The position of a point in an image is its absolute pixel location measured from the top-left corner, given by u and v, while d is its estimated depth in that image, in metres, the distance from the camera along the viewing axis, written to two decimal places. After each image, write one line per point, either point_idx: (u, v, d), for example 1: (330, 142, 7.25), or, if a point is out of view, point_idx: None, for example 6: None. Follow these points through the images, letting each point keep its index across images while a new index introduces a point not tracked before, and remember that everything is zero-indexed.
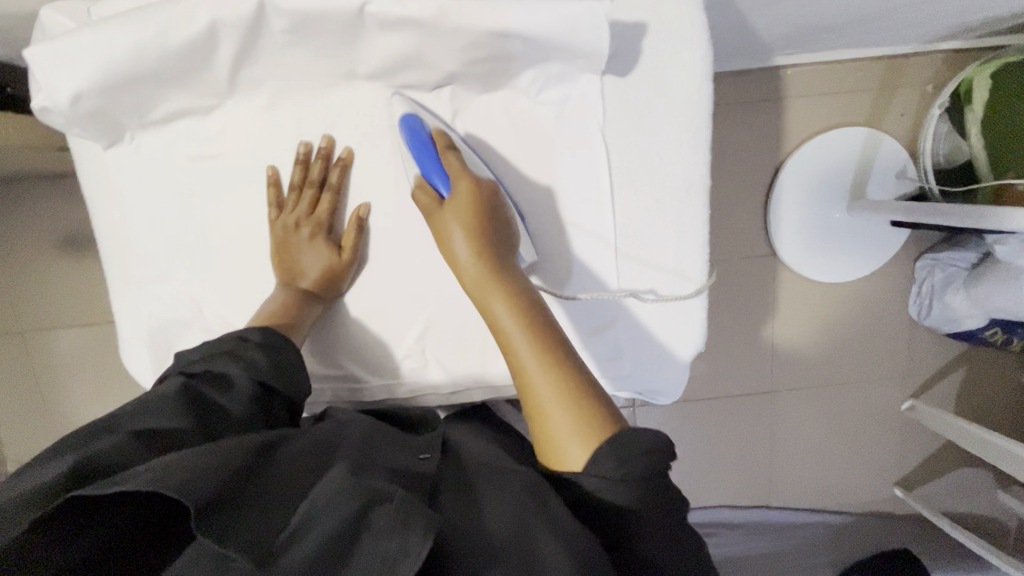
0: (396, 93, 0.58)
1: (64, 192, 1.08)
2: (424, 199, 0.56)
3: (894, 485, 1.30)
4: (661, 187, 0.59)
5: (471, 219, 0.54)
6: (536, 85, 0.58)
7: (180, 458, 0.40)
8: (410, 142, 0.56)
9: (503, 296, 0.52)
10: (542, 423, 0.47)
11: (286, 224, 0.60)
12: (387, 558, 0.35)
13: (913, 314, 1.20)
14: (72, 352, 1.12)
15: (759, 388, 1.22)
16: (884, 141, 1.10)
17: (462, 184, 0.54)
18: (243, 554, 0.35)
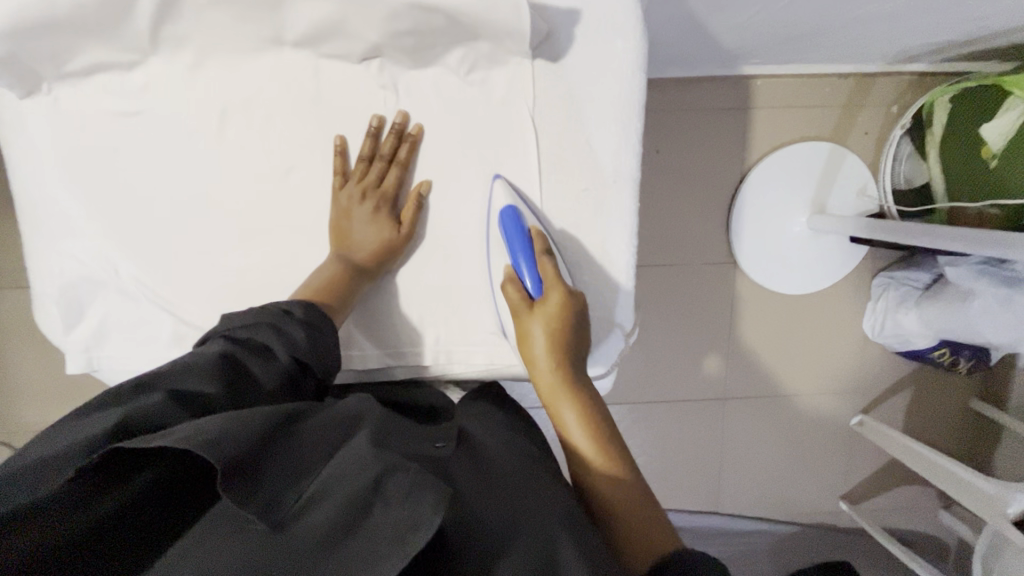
0: (497, 178, 0.60)
1: None
2: (511, 297, 0.58)
3: (839, 498, 1.32)
4: (590, 177, 0.60)
5: (553, 324, 0.56)
6: (466, 64, 0.58)
7: (219, 416, 0.39)
8: (509, 232, 0.58)
9: (573, 398, 0.54)
10: (597, 518, 0.49)
11: (349, 195, 0.61)
12: (398, 527, 0.34)
13: (866, 330, 1.22)
14: (18, 315, 1.11)
15: (711, 394, 1.24)
16: (845, 158, 1.11)
17: (555, 292, 0.57)
18: (260, 517, 0.36)
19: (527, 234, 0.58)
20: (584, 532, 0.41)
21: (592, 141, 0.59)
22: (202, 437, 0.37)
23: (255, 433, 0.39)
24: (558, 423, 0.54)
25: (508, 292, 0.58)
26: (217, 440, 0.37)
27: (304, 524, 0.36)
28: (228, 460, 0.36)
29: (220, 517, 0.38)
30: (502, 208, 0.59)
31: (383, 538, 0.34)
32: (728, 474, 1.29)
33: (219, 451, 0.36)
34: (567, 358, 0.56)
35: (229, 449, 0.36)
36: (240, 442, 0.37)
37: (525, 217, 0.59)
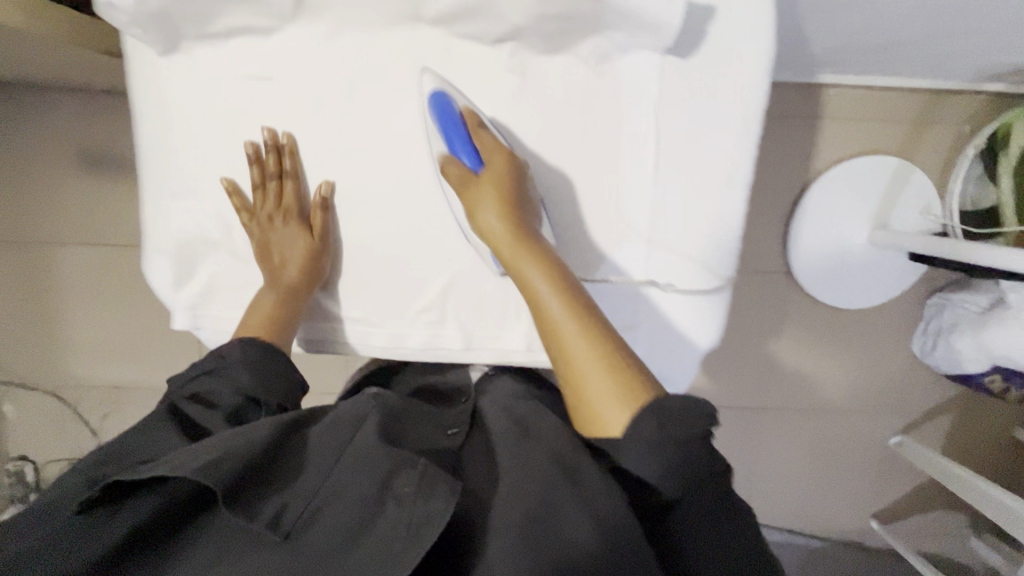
0: (427, 70, 0.58)
1: (85, 108, 1.07)
2: (454, 178, 0.59)
3: (871, 517, 1.29)
4: (703, 185, 0.57)
5: (500, 188, 0.56)
6: (596, 56, 0.55)
7: (215, 443, 0.46)
8: (439, 114, 0.57)
9: (538, 260, 0.54)
10: (576, 385, 0.48)
11: (262, 221, 0.64)
12: (411, 524, 0.42)
13: (915, 350, 1.19)
14: (76, 271, 1.12)
15: (752, 403, 1.23)
16: (914, 174, 1.10)
17: (497, 157, 0.57)
18: (268, 529, 0.42)
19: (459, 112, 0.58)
20: (584, 467, 0.44)
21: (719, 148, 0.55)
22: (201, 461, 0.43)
23: (255, 451, 0.46)
24: (527, 287, 0.53)
25: (450, 171, 0.58)
26: (216, 463, 0.43)
27: (316, 525, 0.43)
28: (233, 479, 0.43)
29: (232, 530, 0.43)
30: (431, 93, 0.58)
31: (396, 536, 0.41)
32: (760, 483, 1.28)
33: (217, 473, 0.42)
34: (524, 224, 0.56)
35: (226, 470, 0.43)
36: (239, 462, 0.44)
37: (455, 98, 0.58)
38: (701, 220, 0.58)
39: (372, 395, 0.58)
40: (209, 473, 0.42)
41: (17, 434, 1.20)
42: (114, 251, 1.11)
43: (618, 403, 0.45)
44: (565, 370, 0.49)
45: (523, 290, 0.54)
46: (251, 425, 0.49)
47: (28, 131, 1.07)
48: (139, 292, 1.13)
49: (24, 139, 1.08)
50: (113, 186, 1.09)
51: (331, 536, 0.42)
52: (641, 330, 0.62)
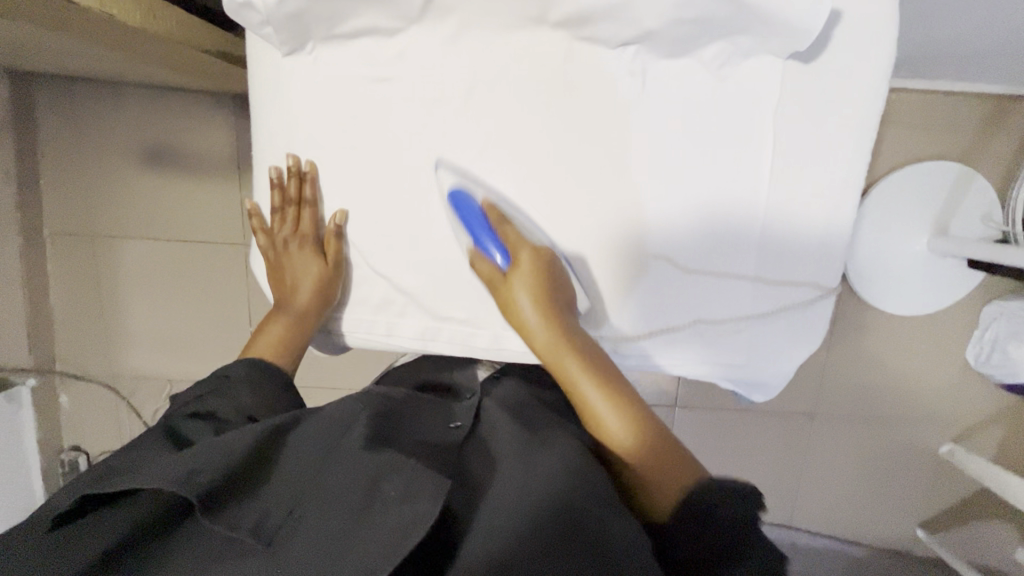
0: (440, 163, 0.51)
1: (148, 105, 1.08)
2: (485, 276, 0.52)
3: (917, 525, 1.29)
4: (826, 204, 0.51)
5: (535, 283, 0.50)
6: (721, 61, 0.47)
7: (195, 450, 0.44)
8: (461, 214, 0.50)
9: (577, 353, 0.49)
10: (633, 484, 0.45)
11: (279, 243, 0.59)
12: (400, 528, 0.39)
13: (970, 359, 1.19)
14: (138, 264, 1.15)
15: (799, 407, 1.24)
16: (976, 181, 1.08)
17: (523, 252, 0.50)
18: (248, 534, 0.40)
19: (479, 206, 0.51)
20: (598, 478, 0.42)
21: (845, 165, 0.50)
22: (178, 470, 0.42)
23: (236, 458, 0.43)
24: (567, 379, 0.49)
25: (479, 270, 0.51)
26: (191, 474, 0.41)
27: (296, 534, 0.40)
28: (209, 490, 0.41)
29: (212, 543, 0.41)
30: (449, 190, 0.51)
31: (378, 538, 0.38)
32: (805, 488, 1.28)
33: (194, 485, 0.41)
34: (563, 321, 0.50)
35: (203, 481, 0.41)
36: (217, 470, 0.42)
37: (476, 193, 0.51)
38: (823, 241, 0.52)
39: (370, 390, 0.56)
40: (186, 482, 0.40)
41: (72, 425, 1.22)
42: (176, 245, 1.13)
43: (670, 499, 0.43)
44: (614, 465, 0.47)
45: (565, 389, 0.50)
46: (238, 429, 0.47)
47: (93, 126, 1.09)
48: (197, 288, 1.15)
49: (89, 134, 1.09)
50: (176, 183, 1.10)
51: (308, 549, 0.39)
52: (739, 350, 0.55)
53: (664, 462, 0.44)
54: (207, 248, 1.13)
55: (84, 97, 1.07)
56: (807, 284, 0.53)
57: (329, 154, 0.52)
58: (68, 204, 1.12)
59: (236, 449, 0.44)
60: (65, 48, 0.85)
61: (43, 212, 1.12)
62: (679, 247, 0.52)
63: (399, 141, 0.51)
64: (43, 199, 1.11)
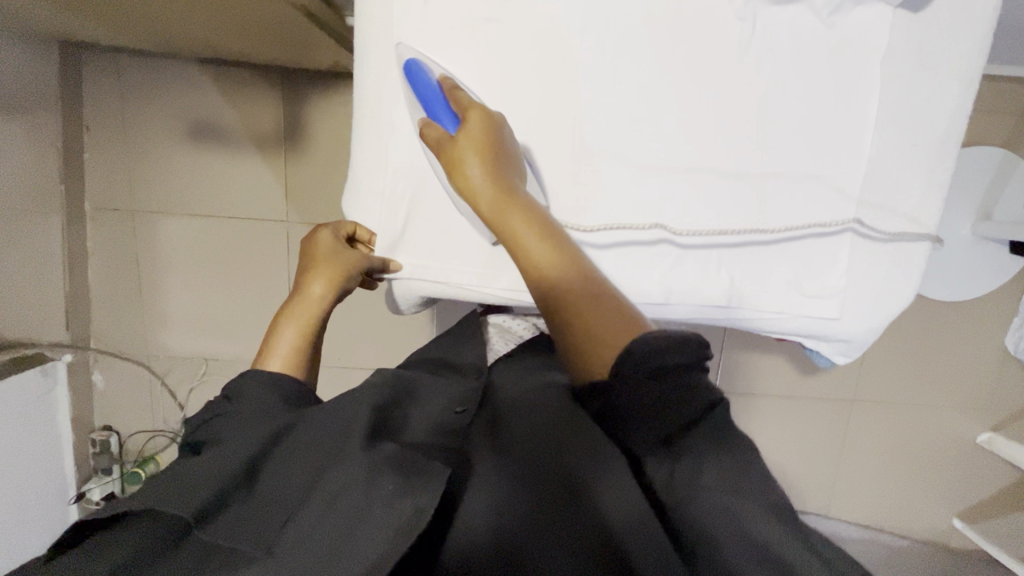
0: (401, 44, 0.51)
1: (197, 80, 1.09)
2: (431, 142, 0.50)
3: (954, 515, 1.28)
4: (922, 152, 0.51)
5: (483, 151, 0.48)
6: (830, 6, 0.48)
7: (187, 472, 0.43)
8: (418, 86, 0.50)
9: (522, 215, 0.48)
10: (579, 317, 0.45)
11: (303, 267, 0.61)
12: (391, 540, 0.39)
13: (1010, 346, 1.19)
14: (175, 241, 1.14)
15: (838, 395, 1.23)
16: (1018, 166, 1.09)
17: (473, 115, 0.49)
18: (253, 544, 0.40)
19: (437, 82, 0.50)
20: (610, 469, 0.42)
21: (948, 119, 0.50)
22: (177, 488, 0.41)
23: (229, 469, 0.43)
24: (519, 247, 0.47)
25: (427, 135, 0.50)
26: (188, 493, 0.41)
27: (294, 543, 0.40)
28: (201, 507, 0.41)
29: (212, 553, 0.40)
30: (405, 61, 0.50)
31: (380, 546, 0.39)
32: (843, 479, 1.27)
33: (188, 501, 0.40)
34: (511, 184, 0.49)
35: (194, 499, 0.41)
36: (208, 490, 0.41)
37: (434, 67, 0.50)
38: (920, 196, 0.52)
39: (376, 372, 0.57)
40: (181, 503, 0.40)
41: (105, 404, 1.21)
42: (215, 222, 1.13)
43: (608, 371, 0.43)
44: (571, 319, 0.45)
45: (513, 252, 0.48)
46: (232, 439, 0.46)
47: (138, 102, 1.09)
48: (234, 266, 1.15)
49: (133, 110, 1.09)
50: (221, 160, 1.11)
51: (313, 541, 0.39)
52: (834, 306, 0.54)
53: (599, 307, 0.44)
54: (249, 225, 1.13)
55: (133, 71, 1.08)
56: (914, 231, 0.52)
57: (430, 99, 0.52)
58: (111, 179, 1.12)
59: (230, 464, 0.43)
60: (126, 19, 0.85)
61: (86, 186, 1.12)
62: (784, 195, 0.52)
63: (500, 88, 0.51)
64: (86, 175, 1.11)
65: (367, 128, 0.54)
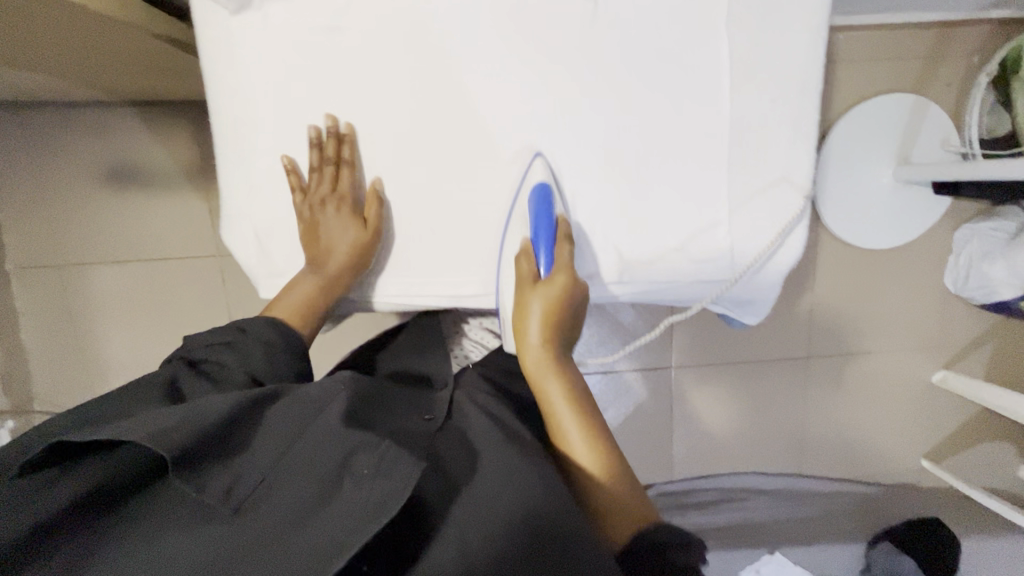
0: (538, 155, 0.53)
1: (107, 123, 1.06)
2: (519, 270, 0.54)
3: (922, 456, 1.30)
4: (781, 110, 0.52)
5: (554, 306, 0.52)
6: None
7: (174, 409, 0.42)
8: (534, 211, 0.52)
9: (562, 376, 0.52)
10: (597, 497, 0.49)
11: (312, 205, 0.57)
12: (348, 523, 0.38)
13: (949, 285, 1.21)
14: (108, 288, 1.12)
15: (795, 353, 1.24)
16: (931, 108, 1.11)
17: (563, 276, 0.52)
18: (219, 503, 0.40)
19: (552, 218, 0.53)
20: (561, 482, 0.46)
21: (801, 72, 0.51)
22: (157, 426, 0.40)
23: (209, 421, 0.42)
24: (546, 401, 0.52)
25: (520, 262, 0.54)
26: (166, 431, 0.40)
27: (263, 507, 0.40)
28: (181, 451, 0.39)
29: (178, 505, 0.41)
30: (534, 185, 0.53)
31: (348, 518, 0.39)
32: (810, 436, 1.29)
33: (170, 440, 0.39)
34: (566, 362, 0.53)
35: (177, 438, 0.39)
36: (193, 432, 0.40)
37: (556, 202, 0.53)
38: (787, 153, 0.53)
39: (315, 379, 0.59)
40: (156, 441, 0.39)
41: None
42: (145, 264, 1.11)
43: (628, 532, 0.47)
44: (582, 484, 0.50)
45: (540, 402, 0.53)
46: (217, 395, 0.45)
47: (48, 153, 1.07)
48: (171, 306, 1.13)
49: (45, 161, 1.07)
50: (143, 200, 1.09)
51: (280, 506, 0.40)
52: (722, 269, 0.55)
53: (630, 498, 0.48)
54: (181, 263, 1.11)
55: (39, 123, 1.05)
56: (786, 180, 0.53)
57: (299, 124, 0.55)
58: (32, 234, 1.09)
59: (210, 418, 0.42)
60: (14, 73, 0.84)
61: (6, 245, 1.09)
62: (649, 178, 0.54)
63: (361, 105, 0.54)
64: (4, 234, 1.09)
65: (242, 155, 0.56)
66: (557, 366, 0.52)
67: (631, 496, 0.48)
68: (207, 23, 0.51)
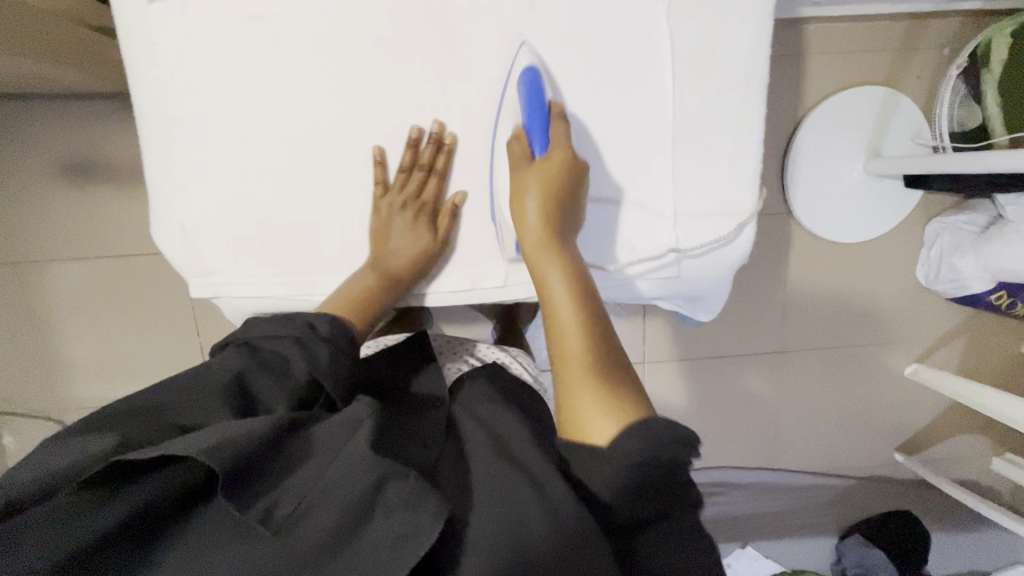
0: (523, 43, 0.54)
1: (63, 116, 1.04)
2: (515, 154, 0.53)
3: (894, 449, 1.31)
4: (711, 111, 0.55)
5: (550, 179, 0.50)
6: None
7: (222, 427, 0.42)
8: (525, 93, 0.52)
9: (560, 259, 0.48)
10: (570, 388, 0.42)
11: (392, 204, 0.61)
12: (394, 546, 0.38)
13: (921, 277, 1.21)
14: (68, 287, 1.09)
15: (769, 348, 1.24)
16: (902, 100, 1.10)
17: (560, 152, 0.51)
18: (262, 523, 0.39)
19: (545, 104, 0.53)
20: (553, 488, 0.41)
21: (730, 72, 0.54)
22: (210, 444, 0.40)
23: (254, 441, 0.42)
24: (541, 284, 0.48)
25: (514, 145, 0.53)
26: (220, 446, 0.40)
27: (302, 530, 0.39)
28: (232, 468, 0.39)
29: (216, 524, 0.40)
30: (523, 70, 0.53)
31: (386, 547, 0.38)
32: (784, 430, 1.29)
33: (224, 456, 0.40)
34: (566, 247, 0.49)
35: (231, 455, 0.40)
36: (241, 452, 0.41)
37: (546, 87, 0.53)
38: (723, 155, 0.55)
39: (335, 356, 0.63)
40: (211, 456, 0.39)
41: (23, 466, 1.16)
42: (105, 261, 1.08)
43: (608, 415, 0.40)
44: (560, 366, 0.44)
45: (537, 286, 0.48)
46: (254, 418, 0.45)
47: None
48: (135, 304, 1.11)
49: None
50: (101, 196, 1.06)
51: (320, 528, 0.39)
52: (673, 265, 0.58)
53: (616, 381, 0.42)
54: (142, 260, 1.09)
55: None
56: (726, 181, 0.56)
57: (226, 122, 0.55)
58: None
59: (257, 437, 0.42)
60: None
61: None
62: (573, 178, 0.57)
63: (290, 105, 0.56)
64: None
65: (168, 154, 0.56)
66: (555, 244, 0.48)
67: (622, 384, 0.42)
68: (133, 25, 0.53)
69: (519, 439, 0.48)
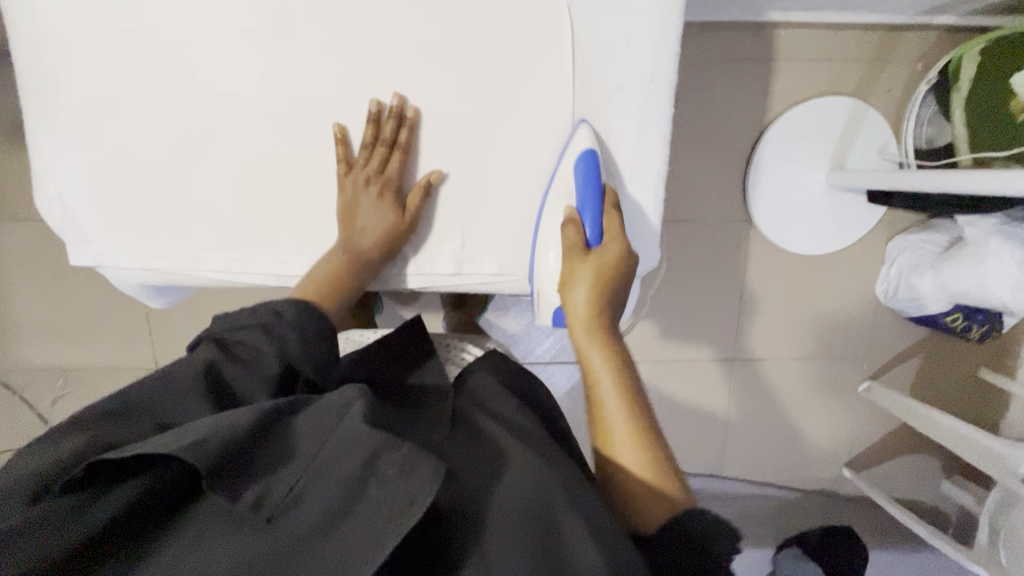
0: (582, 120, 0.59)
1: (14, 75, 1.02)
2: (568, 239, 0.59)
3: (843, 463, 1.30)
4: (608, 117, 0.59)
5: (604, 275, 0.58)
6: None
7: (203, 421, 0.41)
8: (583, 176, 0.58)
9: (608, 351, 0.56)
10: (621, 475, 0.51)
11: (355, 181, 0.63)
12: (392, 513, 0.38)
13: (880, 295, 1.19)
14: (11, 248, 1.08)
15: (722, 355, 1.23)
16: (871, 113, 1.08)
17: (613, 245, 0.58)
18: (252, 512, 0.38)
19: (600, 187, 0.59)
20: (585, 496, 0.45)
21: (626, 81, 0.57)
22: (188, 438, 0.39)
23: (235, 430, 0.40)
24: (590, 371, 0.55)
25: (568, 230, 0.59)
26: (202, 441, 0.39)
27: (296, 513, 0.39)
28: (213, 462, 0.38)
29: (210, 516, 0.39)
30: (582, 150, 0.58)
31: (383, 520, 0.38)
32: (732, 438, 1.28)
33: (202, 452, 0.38)
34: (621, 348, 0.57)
35: (211, 448, 0.38)
36: (221, 442, 0.39)
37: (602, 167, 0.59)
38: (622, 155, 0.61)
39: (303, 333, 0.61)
40: (193, 450, 0.38)
41: None
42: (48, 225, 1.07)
43: (654, 503, 0.49)
44: (605, 448, 0.52)
45: (586, 378, 0.56)
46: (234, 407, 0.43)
47: None
48: (79, 270, 1.10)
49: None
50: None
51: (314, 511, 0.39)
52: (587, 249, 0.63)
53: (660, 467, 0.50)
54: None
55: None
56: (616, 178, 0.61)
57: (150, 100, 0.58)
58: None
59: (239, 425, 0.41)
60: None
61: None
62: (476, 170, 0.61)
63: (206, 90, 0.58)
64: None
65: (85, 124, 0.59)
66: (605, 340, 0.56)
67: (666, 468, 0.50)
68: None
69: (538, 437, 0.51)
